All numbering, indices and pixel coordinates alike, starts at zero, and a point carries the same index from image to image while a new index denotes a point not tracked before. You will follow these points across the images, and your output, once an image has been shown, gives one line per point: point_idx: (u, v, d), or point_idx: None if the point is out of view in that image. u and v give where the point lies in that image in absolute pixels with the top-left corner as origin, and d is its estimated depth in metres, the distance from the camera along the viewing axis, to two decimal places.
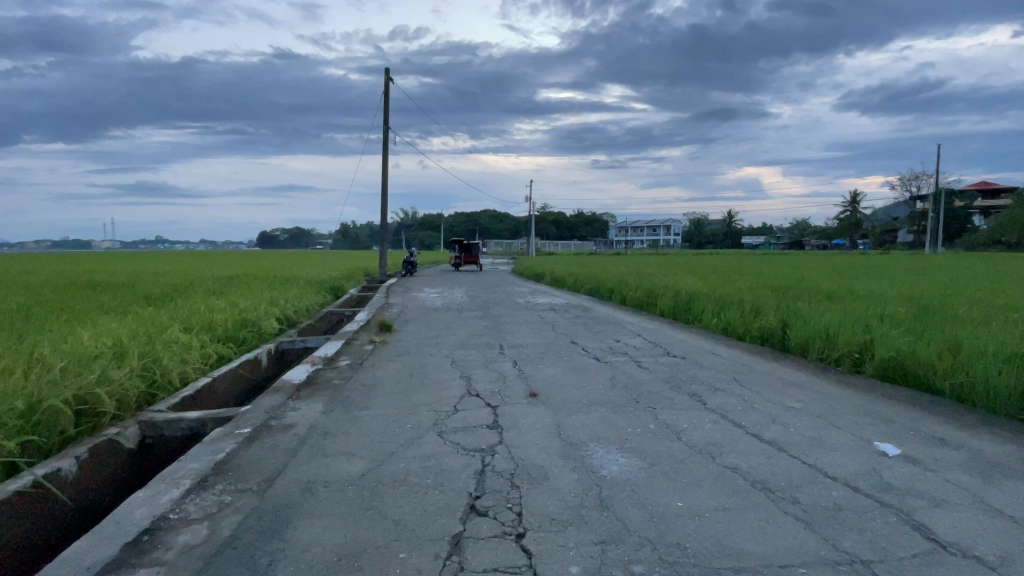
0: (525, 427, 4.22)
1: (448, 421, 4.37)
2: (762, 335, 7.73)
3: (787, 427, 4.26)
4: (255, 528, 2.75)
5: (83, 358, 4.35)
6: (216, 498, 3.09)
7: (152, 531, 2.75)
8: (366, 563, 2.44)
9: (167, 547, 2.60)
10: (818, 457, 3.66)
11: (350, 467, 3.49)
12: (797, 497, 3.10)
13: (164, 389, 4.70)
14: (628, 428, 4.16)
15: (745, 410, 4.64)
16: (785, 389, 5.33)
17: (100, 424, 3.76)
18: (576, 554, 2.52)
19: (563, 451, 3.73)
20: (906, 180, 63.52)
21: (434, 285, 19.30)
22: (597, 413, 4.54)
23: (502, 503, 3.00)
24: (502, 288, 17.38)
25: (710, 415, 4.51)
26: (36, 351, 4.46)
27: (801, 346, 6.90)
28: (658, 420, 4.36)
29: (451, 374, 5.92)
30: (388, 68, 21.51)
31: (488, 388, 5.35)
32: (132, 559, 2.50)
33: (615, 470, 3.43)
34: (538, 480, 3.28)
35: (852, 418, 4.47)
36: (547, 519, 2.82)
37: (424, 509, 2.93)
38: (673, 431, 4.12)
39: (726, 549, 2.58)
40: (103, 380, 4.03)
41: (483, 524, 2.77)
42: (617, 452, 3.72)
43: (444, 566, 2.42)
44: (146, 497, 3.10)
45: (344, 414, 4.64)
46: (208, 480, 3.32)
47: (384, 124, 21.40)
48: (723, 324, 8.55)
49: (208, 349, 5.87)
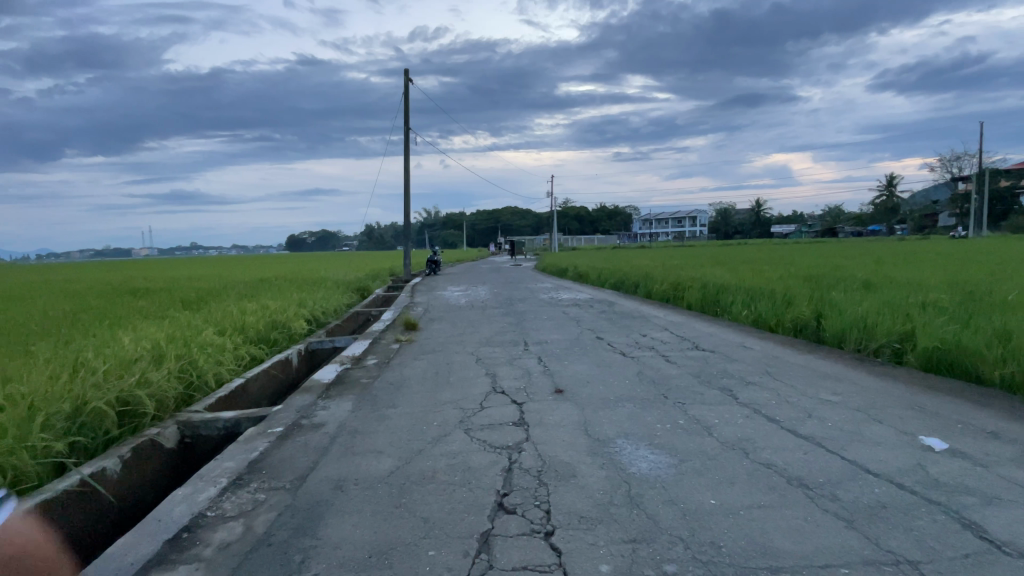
0: (551, 423, 4.19)
1: (473, 418, 4.39)
2: (795, 326, 7.50)
3: (823, 421, 4.11)
4: (289, 526, 2.81)
5: (124, 361, 4.52)
6: (250, 496, 3.17)
7: (191, 528, 2.83)
8: (396, 560, 2.46)
9: (206, 543, 2.68)
10: (858, 452, 3.53)
11: (379, 464, 3.54)
12: (836, 494, 2.98)
13: (201, 389, 4.86)
14: (657, 424, 4.08)
15: (778, 404, 4.51)
16: (821, 382, 5.15)
17: (141, 425, 3.91)
18: (606, 552, 2.48)
19: (590, 447, 3.69)
20: (947, 161, 60.52)
21: (460, 283, 19.26)
22: (625, 408, 4.48)
23: (529, 500, 2.98)
24: (525, 286, 16.70)
25: (742, 409, 4.39)
26: (80, 356, 4.66)
27: (837, 337, 6.65)
28: (688, 416, 4.26)
29: (476, 372, 5.93)
30: (406, 68, 21.64)
31: (512, 385, 5.34)
32: (172, 556, 2.59)
33: (644, 467, 3.37)
34: (565, 477, 3.26)
35: (894, 411, 4.29)
36: (576, 516, 2.79)
37: (453, 507, 2.94)
38: (704, 427, 4.03)
39: (762, 547, 2.50)
40: (144, 382, 4.20)
41: (511, 522, 2.76)
42: (646, 449, 3.65)
43: (473, 564, 2.41)
44: (185, 496, 3.20)
45: (372, 412, 4.72)
46: (244, 478, 3.41)
47: (406, 125, 21.61)
48: (754, 316, 8.31)
49: (240, 351, 6.02)
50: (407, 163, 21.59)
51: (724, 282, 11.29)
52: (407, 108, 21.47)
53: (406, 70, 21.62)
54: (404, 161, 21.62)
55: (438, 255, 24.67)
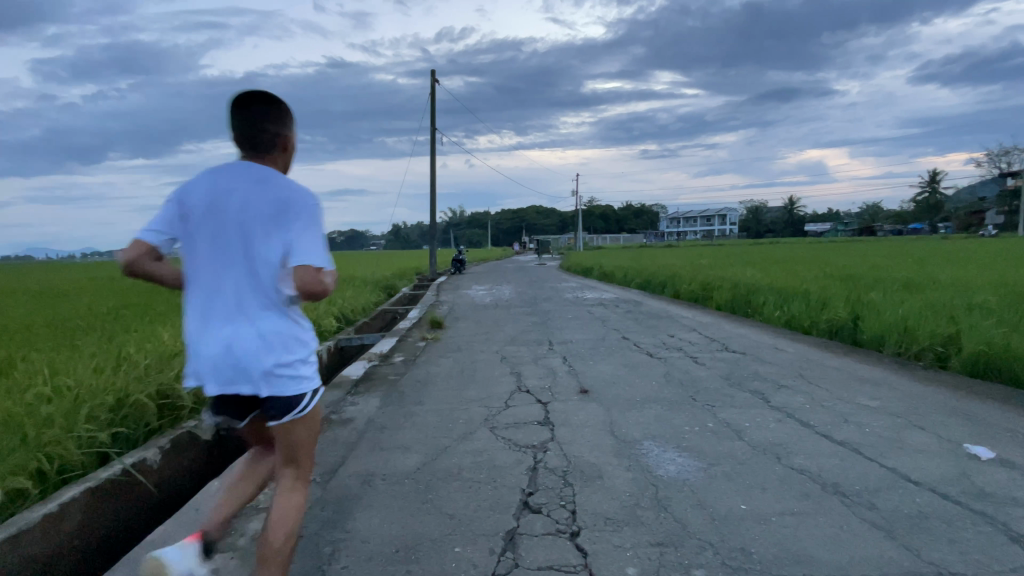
0: (576, 423, 4.17)
1: (499, 417, 4.40)
2: (830, 328, 7.25)
3: (861, 427, 3.96)
4: (319, 518, 2.87)
5: (164, 356, 4.71)
6: (282, 488, 3.26)
7: (226, 518, 2.93)
8: (422, 556, 2.49)
9: (240, 533, 2.77)
10: (897, 459, 3.38)
11: (405, 460, 3.58)
12: (874, 502, 2.87)
13: None
14: (685, 427, 4.01)
15: (812, 409, 4.37)
16: (858, 386, 4.96)
17: (180, 417, 4.06)
18: (633, 555, 2.45)
19: (616, 449, 3.65)
20: (997, 156, 57.48)
21: (485, 282, 19.33)
22: (652, 410, 4.42)
23: (555, 500, 2.97)
24: (550, 285, 16.62)
25: (774, 413, 4.27)
26: (124, 350, 4.88)
27: (876, 340, 6.39)
28: (717, 419, 4.17)
29: (501, 371, 5.94)
30: (433, 70, 21.92)
31: (538, 384, 5.33)
32: (209, 544, 2.68)
33: (672, 470, 3.32)
34: (591, 478, 3.23)
35: (937, 418, 4.10)
36: (602, 518, 2.77)
37: (478, 504, 2.95)
38: (734, 430, 3.94)
39: (795, 555, 2.42)
40: (183, 376, 4.37)
41: (537, 521, 2.76)
42: (674, 452, 3.59)
43: (499, 562, 2.42)
44: (221, 487, 3.31)
45: (399, 408, 4.79)
46: (277, 471, 3.51)
47: (433, 126, 21.85)
48: (786, 318, 8.08)
49: None
50: (434, 163, 21.84)
51: (755, 282, 10.99)
52: (434, 108, 21.71)
53: (433, 71, 21.90)
54: (431, 161, 21.87)
55: (464, 255, 24.83)
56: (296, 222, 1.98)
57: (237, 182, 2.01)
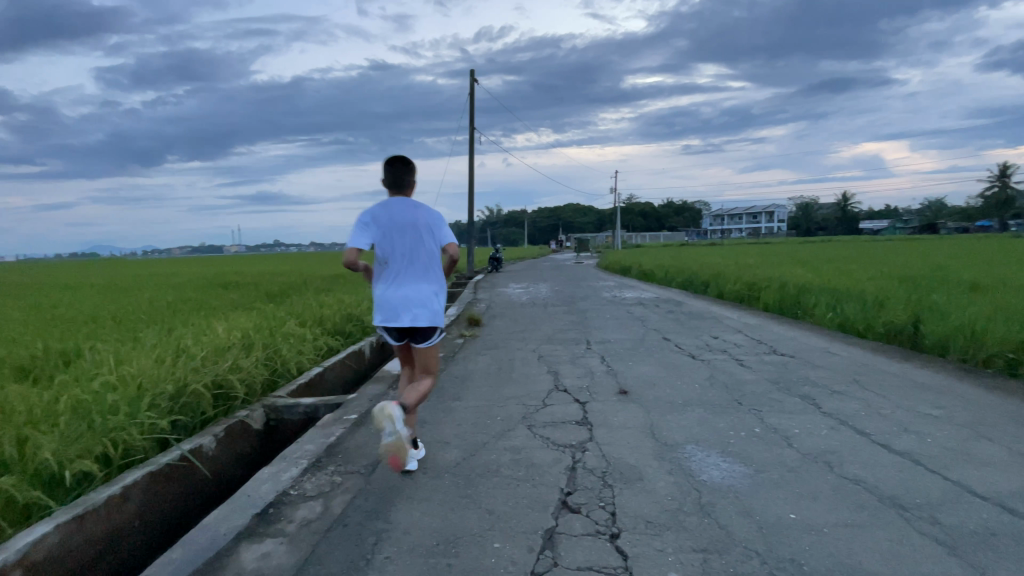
0: (615, 424, 4.11)
1: (537, 415, 4.39)
2: (888, 332, 6.84)
3: (922, 437, 3.71)
4: (363, 509, 2.96)
5: (219, 348, 4.96)
6: (328, 478, 3.37)
7: (276, 504, 3.06)
8: (462, 550, 2.52)
9: (289, 519, 2.88)
10: (964, 472, 3.16)
11: (445, 455, 3.64)
12: (936, 517, 2.69)
13: (284, 376, 5.23)
14: (730, 431, 3.88)
15: (868, 416, 4.14)
16: (919, 393, 4.66)
17: (233, 407, 4.27)
18: (674, 560, 2.40)
19: (657, 451, 3.57)
20: None
21: (522, 280, 19.34)
22: (694, 413, 4.31)
23: (594, 501, 2.94)
24: (588, 284, 16.45)
25: (826, 420, 4.07)
26: (183, 342, 5.18)
27: (939, 345, 5.99)
28: (764, 424, 4.02)
29: (539, 369, 5.92)
30: (473, 70, 22.13)
31: (576, 384, 5.29)
32: (261, 529, 2.81)
33: (715, 475, 3.22)
34: (631, 480, 3.18)
35: (1009, 429, 3.79)
36: (642, 521, 2.72)
37: (517, 501, 2.96)
38: (782, 436, 3.78)
39: (848, 570, 2.30)
40: (236, 368, 4.59)
41: (575, 521, 2.74)
42: (718, 456, 3.48)
43: (538, 560, 2.42)
44: (271, 474, 3.46)
45: (439, 404, 4.86)
46: (323, 461, 3.64)
47: (472, 125, 22.06)
48: (840, 320, 7.67)
49: (319, 342, 6.43)
50: (472, 163, 22.06)
51: (805, 283, 10.50)
52: (473, 108, 21.91)
53: (473, 71, 22.12)
54: (470, 161, 22.11)
55: (502, 254, 24.92)
56: (441, 226, 3.42)
57: (399, 204, 3.36)
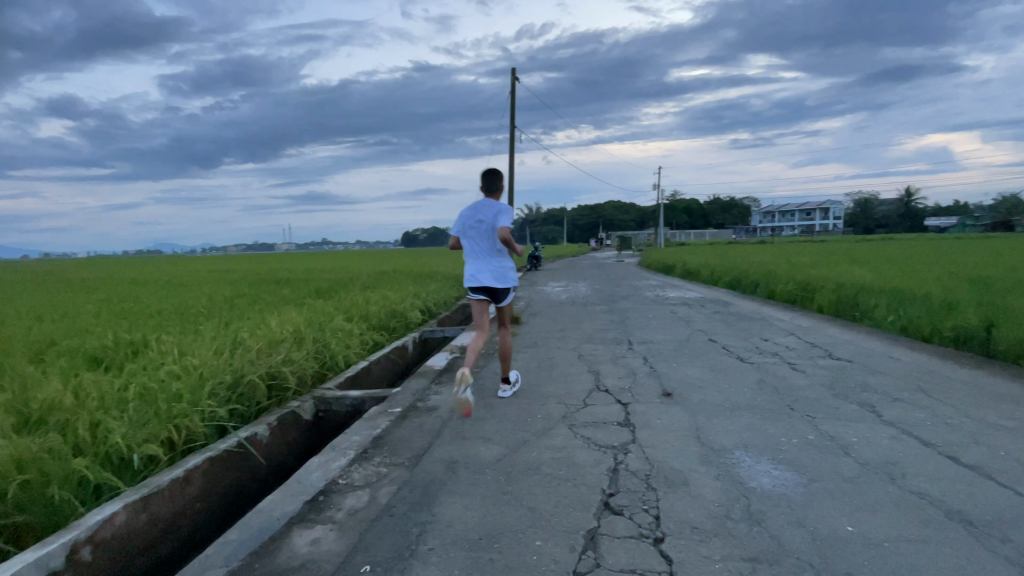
0: (659, 427, 4.03)
1: (578, 415, 4.36)
2: (956, 337, 6.37)
3: (996, 450, 3.44)
4: (407, 500, 3.03)
5: (272, 341, 5.21)
6: (375, 468, 3.48)
7: (326, 492, 3.18)
8: (504, 546, 2.54)
9: (339, 507, 3.00)
10: None
11: (487, 451, 3.67)
12: (1013, 536, 2.48)
13: (333, 369, 5.43)
14: (781, 438, 3.73)
15: (933, 426, 3.87)
16: (993, 403, 4.31)
17: (286, 398, 4.47)
18: (721, 568, 2.33)
19: (703, 456, 3.48)
20: None
21: (562, 279, 19.21)
22: (742, 418, 4.16)
23: (637, 504, 2.89)
24: (629, 283, 16.16)
25: (886, 429, 3.84)
26: (240, 335, 5.47)
27: (1016, 352, 5.52)
28: (818, 431, 3.83)
29: (580, 369, 5.88)
30: (514, 69, 22.17)
31: (618, 384, 5.22)
32: (312, 515, 2.93)
33: (765, 482, 3.10)
34: (676, 484, 3.11)
35: None
36: (688, 526, 2.65)
37: (558, 500, 2.95)
38: (838, 445, 3.60)
39: None
40: (288, 360, 4.80)
41: (618, 523, 2.71)
42: (768, 463, 3.35)
43: (580, 560, 2.40)
44: (321, 463, 3.60)
45: (480, 400, 4.91)
46: (369, 452, 3.76)
47: (512, 124, 22.13)
48: (902, 323, 7.21)
49: (364, 337, 6.63)
50: (513, 161, 22.15)
51: (864, 283, 9.91)
52: (513, 106, 21.97)
53: (514, 69, 22.15)
54: (510, 159, 22.18)
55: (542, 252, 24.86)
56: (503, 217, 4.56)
57: (484, 203, 4.73)
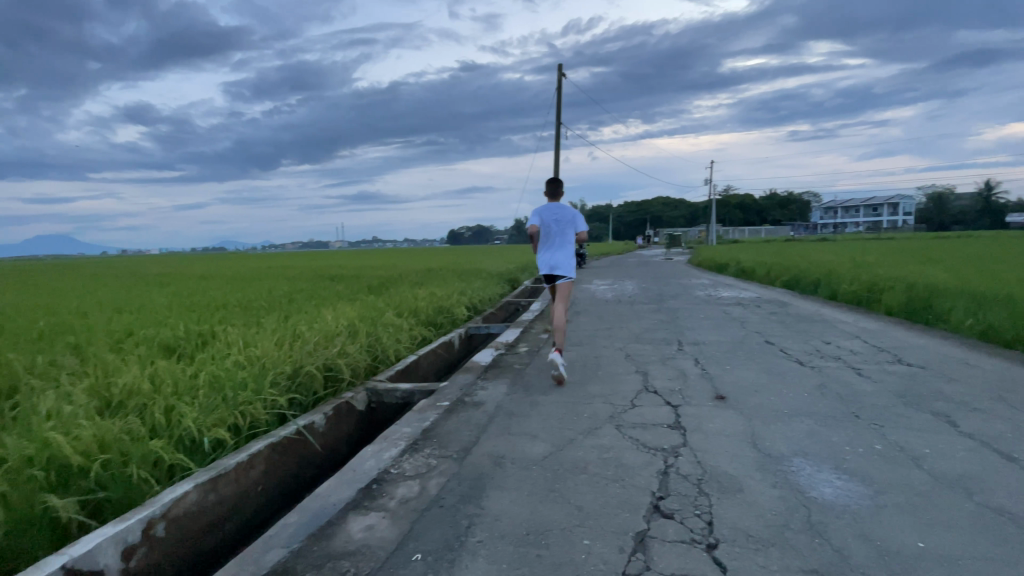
0: (711, 431, 3.90)
1: (626, 415, 4.30)
2: None
3: None
4: (456, 492, 3.09)
5: (328, 334, 5.44)
6: (424, 460, 3.56)
7: (379, 481, 3.29)
8: (552, 542, 2.54)
9: (391, 496, 3.09)
10: None
11: (533, 448, 3.68)
12: None
13: (384, 362, 5.61)
14: (844, 447, 3.52)
15: (1020, 440, 3.54)
16: None
17: (340, 388, 4.66)
18: None
19: (759, 463, 3.34)
20: None
21: (608, 277, 18.93)
22: (801, 424, 3.96)
23: (688, 508, 2.82)
24: (678, 281, 15.69)
25: (964, 441, 3.55)
26: (298, 328, 5.75)
27: None
28: (886, 441, 3.59)
29: (627, 369, 5.78)
30: (560, 65, 22.06)
31: (667, 385, 5.10)
32: (365, 502, 3.04)
33: (827, 493, 2.94)
34: (730, 490, 3.00)
35: None
36: (743, 534, 2.56)
37: (606, 501, 2.92)
38: (909, 456, 3.36)
39: None
40: (342, 353, 5.00)
41: (669, 527, 2.65)
42: (830, 473, 3.17)
43: (629, 562, 2.37)
44: (373, 452, 3.73)
45: (526, 397, 4.93)
46: (419, 443, 3.86)
47: (558, 120, 22.01)
48: (983, 327, 6.62)
49: (414, 331, 6.80)
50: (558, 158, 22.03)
51: (938, 284, 9.18)
52: (559, 102, 21.86)
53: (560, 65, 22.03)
54: (556, 156, 22.07)
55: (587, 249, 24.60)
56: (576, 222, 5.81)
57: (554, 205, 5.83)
